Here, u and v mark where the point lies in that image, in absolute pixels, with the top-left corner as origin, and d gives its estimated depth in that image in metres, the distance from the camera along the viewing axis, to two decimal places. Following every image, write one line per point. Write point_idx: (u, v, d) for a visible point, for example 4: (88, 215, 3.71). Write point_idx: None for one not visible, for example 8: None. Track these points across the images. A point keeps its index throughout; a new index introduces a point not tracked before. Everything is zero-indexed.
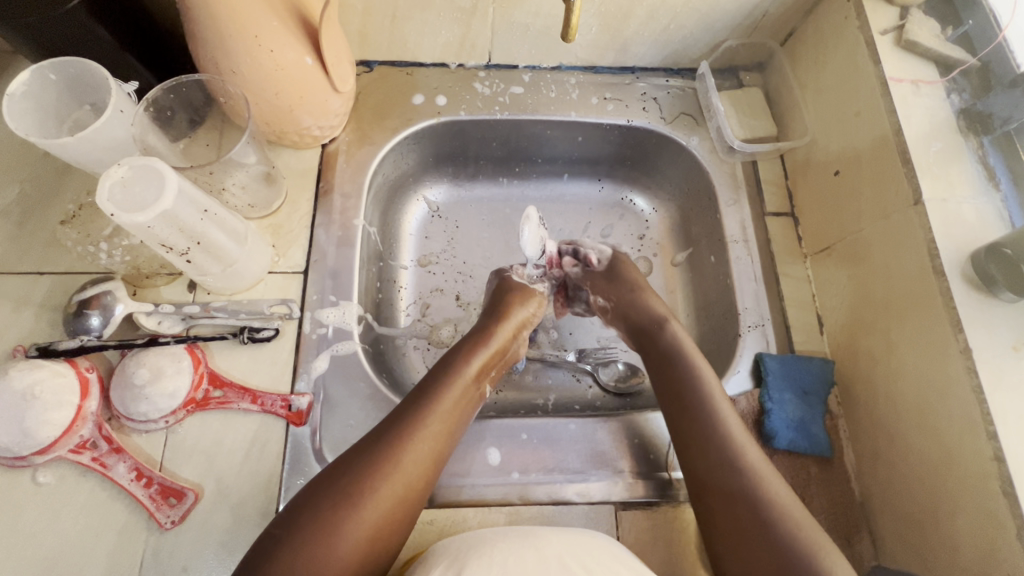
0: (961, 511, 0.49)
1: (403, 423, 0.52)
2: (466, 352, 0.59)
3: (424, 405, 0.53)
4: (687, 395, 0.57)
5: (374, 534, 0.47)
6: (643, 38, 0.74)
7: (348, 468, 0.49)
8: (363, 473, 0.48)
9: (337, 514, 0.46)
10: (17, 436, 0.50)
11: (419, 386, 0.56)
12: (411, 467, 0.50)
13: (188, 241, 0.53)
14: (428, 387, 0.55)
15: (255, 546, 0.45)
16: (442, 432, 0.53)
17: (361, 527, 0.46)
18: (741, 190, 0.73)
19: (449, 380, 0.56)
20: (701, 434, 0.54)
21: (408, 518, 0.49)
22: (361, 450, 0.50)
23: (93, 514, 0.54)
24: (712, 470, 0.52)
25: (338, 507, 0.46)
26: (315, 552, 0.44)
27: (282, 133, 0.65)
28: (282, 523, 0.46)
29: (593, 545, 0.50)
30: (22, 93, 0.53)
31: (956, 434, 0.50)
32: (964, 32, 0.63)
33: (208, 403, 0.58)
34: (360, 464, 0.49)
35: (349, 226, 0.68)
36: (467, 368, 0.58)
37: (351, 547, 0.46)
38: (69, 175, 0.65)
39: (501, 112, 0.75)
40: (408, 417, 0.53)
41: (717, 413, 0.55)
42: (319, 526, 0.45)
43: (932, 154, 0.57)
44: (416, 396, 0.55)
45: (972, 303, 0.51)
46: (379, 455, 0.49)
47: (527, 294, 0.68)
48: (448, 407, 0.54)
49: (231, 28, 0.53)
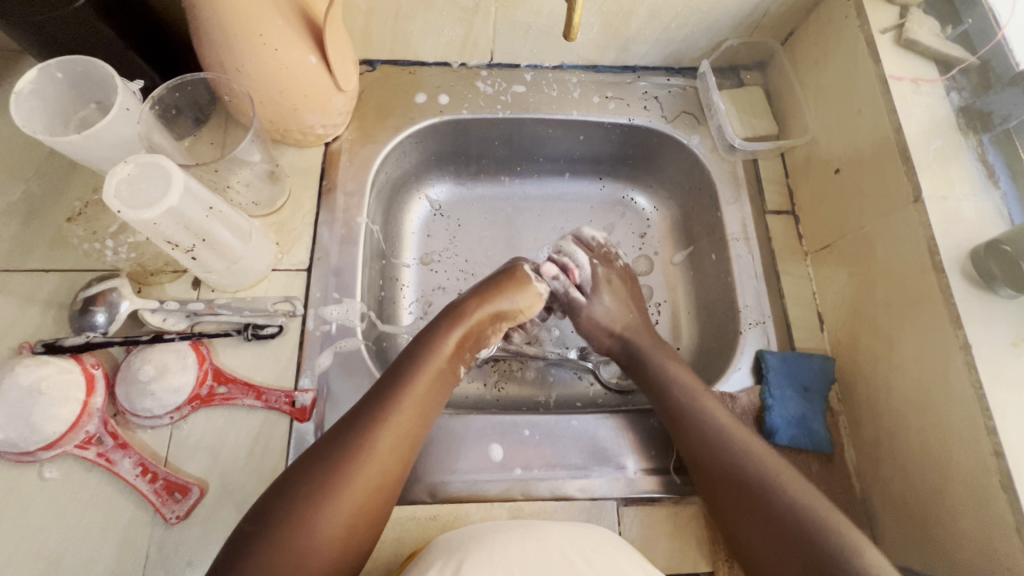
0: (962, 508, 0.50)
1: (375, 409, 0.52)
2: (437, 337, 0.59)
3: (394, 390, 0.53)
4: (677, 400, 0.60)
5: (351, 525, 0.47)
6: (644, 37, 0.74)
7: (320, 458, 0.49)
8: (336, 464, 0.48)
9: (310, 507, 0.46)
10: (23, 432, 0.50)
11: (390, 370, 0.56)
12: (383, 453, 0.50)
13: (193, 238, 0.54)
14: (400, 373, 0.55)
15: (230, 541, 0.45)
16: (411, 416, 0.53)
17: (335, 519, 0.47)
18: (742, 189, 0.73)
19: (420, 364, 0.56)
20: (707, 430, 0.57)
21: (383, 507, 0.50)
22: (333, 438, 0.50)
23: (100, 508, 0.54)
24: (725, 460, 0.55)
25: (310, 500, 0.46)
26: (292, 547, 0.45)
27: (286, 132, 0.65)
28: (255, 518, 0.46)
29: (595, 539, 0.50)
30: (28, 91, 0.54)
31: (957, 430, 0.50)
32: (963, 30, 0.64)
33: (213, 400, 0.58)
34: (331, 452, 0.49)
35: (352, 224, 0.68)
36: (438, 353, 0.58)
37: (326, 539, 0.46)
38: (74, 173, 0.65)
39: (503, 111, 0.75)
40: (378, 402, 0.52)
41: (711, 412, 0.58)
42: (296, 521, 0.45)
43: (932, 152, 0.57)
44: (385, 382, 0.55)
45: (972, 298, 0.52)
46: (351, 443, 0.49)
47: (516, 280, 0.65)
48: (417, 392, 0.54)
49: (237, 27, 0.53)
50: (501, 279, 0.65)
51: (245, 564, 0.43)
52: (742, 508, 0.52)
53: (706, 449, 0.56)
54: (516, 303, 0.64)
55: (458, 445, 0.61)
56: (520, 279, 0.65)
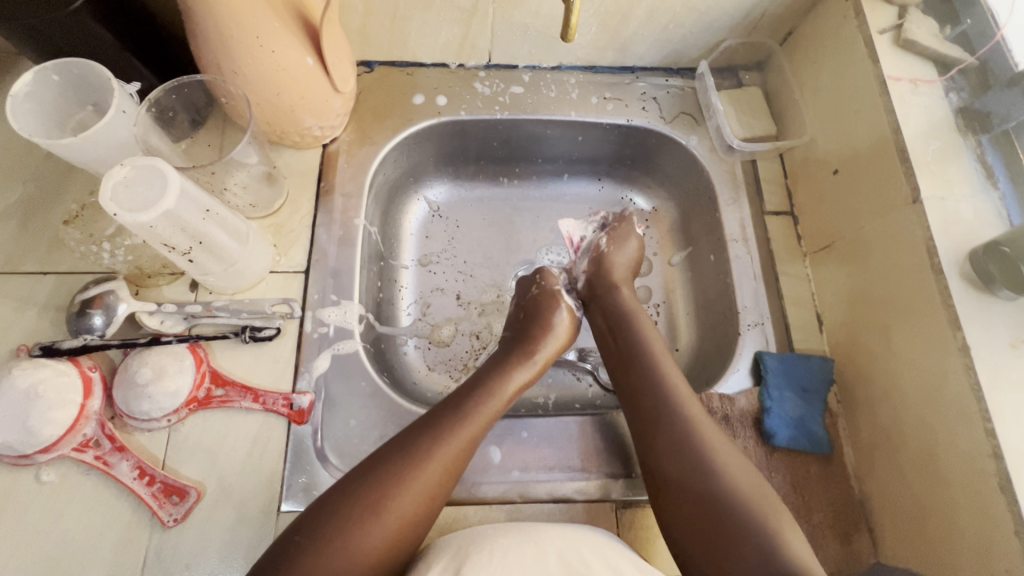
0: (960, 513, 0.49)
1: (437, 435, 0.52)
2: (508, 375, 0.59)
3: (459, 420, 0.53)
4: (669, 413, 0.56)
5: (394, 546, 0.47)
6: (642, 37, 0.74)
7: (374, 477, 0.49)
8: (392, 484, 0.48)
9: (361, 525, 0.46)
10: (20, 436, 0.50)
11: (455, 402, 0.55)
12: (440, 482, 0.50)
13: (189, 241, 0.53)
14: (466, 402, 0.55)
15: (272, 551, 0.45)
16: (473, 449, 0.53)
17: (383, 540, 0.47)
18: (741, 189, 0.73)
19: (487, 396, 0.57)
20: (690, 454, 0.53)
21: (425, 533, 0.50)
22: (390, 457, 0.50)
23: (97, 511, 0.54)
24: (703, 488, 0.51)
25: (360, 518, 0.46)
26: (337, 564, 0.44)
27: (284, 133, 0.65)
28: (306, 531, 0.46)
29: (592, 542, 0.50)
30: (25, 94, 0.54)
31: (955, 432, 0.50)
32: (962, 30, 0.63)
33: (211, 402, 0.58)
34: (392, 474, 0.49)
35: (350, 225, 0.68)
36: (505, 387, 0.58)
37: (369, 560, 0.46)
38: (71, 175, 0.65)
39: (501, 112, 0.75)
40: (443, 430, 0.52)
41: (702, 432, 0.54)
42: (347, 547, 0.45)
43: (931, 153, 0.57)
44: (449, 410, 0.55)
45: (971, 300, 0.51)
46: (410, 467, 0.49)
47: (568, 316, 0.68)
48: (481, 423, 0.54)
49: (233, 29, 0.53)
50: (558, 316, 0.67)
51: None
52: (706, 545, 0.48)
53: (686, 476, 0.52)
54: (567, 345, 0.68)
55: None
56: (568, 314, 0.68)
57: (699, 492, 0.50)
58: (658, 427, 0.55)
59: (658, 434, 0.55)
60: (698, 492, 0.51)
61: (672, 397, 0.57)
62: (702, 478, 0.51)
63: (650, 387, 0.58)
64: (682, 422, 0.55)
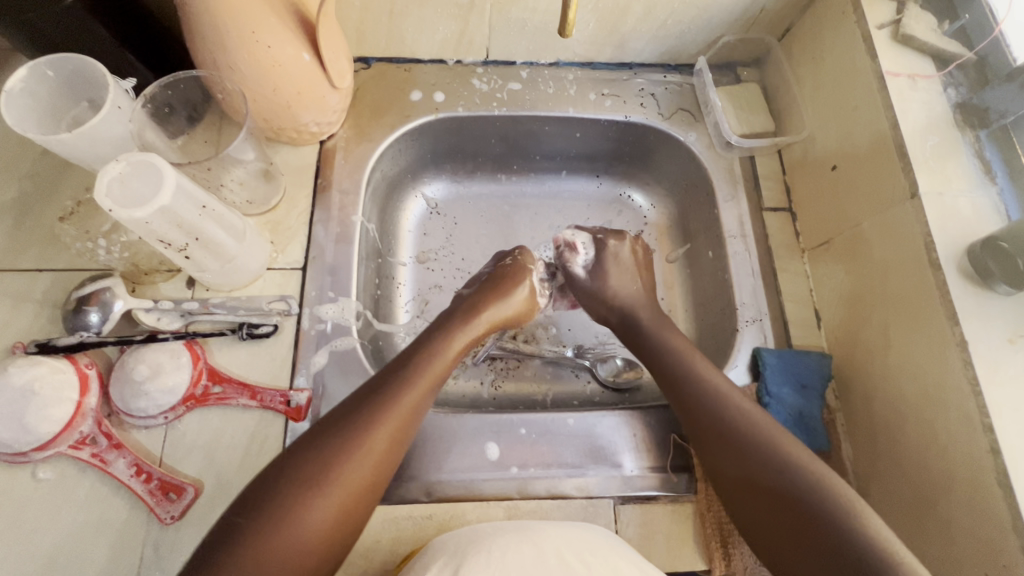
0: (960, 505, 0.49)
1: (375, 401, 0.52)
2: (445, 338, 0.60)
3: (396, 385, 0.54)
4: (704, 398, 0.57)
5: (338, 518, 0.47)
6: (640, 33, 0.74)
7: (314, 447, 0.48)
8: (330, 454, 0.48)
9: (303, 498, 0.46)
10: (17, 433, 0.50)
11: (391, 366, 0.56)
12: (380, 446, 0.50)
13: (186, 237, 0.53)
14: (403, 368, 0.56)
15: (215, 532, 0.44)
16: (413, 413, 0.53)
17: (323, 509, 0.46)
18: (739, 186, 0.73)
19: (426, 361, 0.57)
20: (734, 441, 0.54)
21: (368, 504, 0.49)
22: (329, 427, 0.50)
23: (95, 508, 0.54)
24: (751, 466, 0.52)
25: (301, 491, 0.46)
26: (274, 537, 0.44)
27: (281, 129, 0.65)
28: (248, 509, 0.45)
29: (591, 539, 0.50)
30: (19, 90, 0.53)
31: (952, 425, 0.50)
32: (960, 25, 0.63)
33: (207, 399, 0.58)
34: (321, 439, 0.49)
35: (347, 222, 0.68)
36: (446, 352, 0.59)
37: (310, 531, 0.45)
38: (67, 171, 0.65)
39: (499, 108, 0.75)
40: (381, 395, 0.52)
41: (743, 410, 0.55)
42: (283, 513, 0.45)
43: (929, 148, 0.57)
44: (386, 376, 0.55)
45: (968, 295, 0.51)
46: (349, 435, 0.49)
47: (519, 282, 0.68)
48: (418, 385, 0.54)
49: (228, 24, 0.53)
50: (505, 284, 0.67)
51: (229, 557, 0.42)
52: (768, 516, 0.50)
53: (735, 454, 0.53)
54: (514, 311, 0.68)
55: (452, 444, 0.60)
56: (523, 282, 0.68)
57: (749, 466, 0.52)
58: (695, 409, 0.57)
59: (700, 420, 0.56)
60: (749, 465, 0.52)
61: (700, 389, 0.58)
62: (744, 453, 0.52)
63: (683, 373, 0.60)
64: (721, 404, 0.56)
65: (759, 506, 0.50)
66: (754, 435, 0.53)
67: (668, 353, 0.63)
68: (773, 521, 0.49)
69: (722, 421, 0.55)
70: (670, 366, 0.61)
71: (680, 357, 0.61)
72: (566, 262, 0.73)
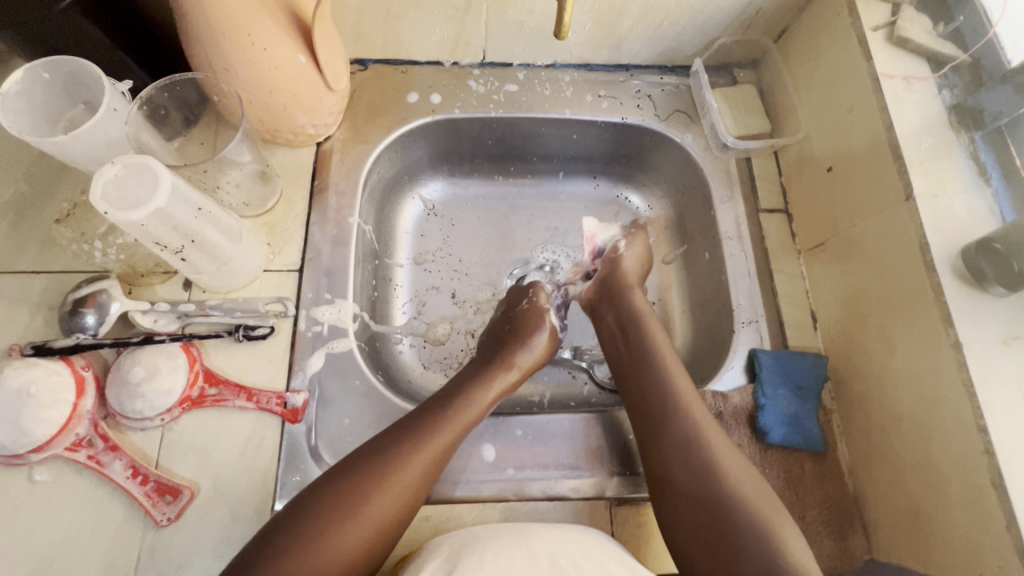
0: (955, 513, 0.49)
1: (403, 443, 0.52)
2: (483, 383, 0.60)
3: (424, 429, 0.54)
4: (675, 418, 0.57)
5: (358, 553, 0.47)
6: (636, 35, 0.74)
7: (342, 484, 0.49)
8: (355, 490, 0.48)
9: (325, 531, 0.46)
10: (13, 435, 0.50)
11: (429, 407, 0.56)
12: (407, 490, 0.50)
13: (182, 239, 0.53)
14: (433, 413, 0.56)
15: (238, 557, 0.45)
16: (440, 458, 0.53)
17: (345, 548, 0.46)
18: (736, 186, 0.73)
19: (457, 405, 0.57)
20: (694, 455, 0.54)
21: (389, 544, 0.49)
22: (355, 465, 0.50)
23: (91, 511, 0.54)
24: (706, 486, 0.52)
25: (325, 525, 0.46)
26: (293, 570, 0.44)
27: (277, 131, 0.65)
28: (277, 536, 0.46)
29: (585, 542, 0.50)
30: (15, 92, 0.53)
31: (947, 431, 0.50)
32: (955, 28, 0.63)
33: (204, 401, 0.58)
34: (353, 478, 0.49)
35: (344, 224, 0.68)
36: (479, 397, 0.59)
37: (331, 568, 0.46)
38: (64, 173, 0.65)
39: (496, 110, 0.75)
40: (409, 438, 0.53)
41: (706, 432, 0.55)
42: (305, 546, 0.45)
43: (924, 150, 0.57)
44: (417, 419, 0.55)
45: (963, 296, 0.51)
46: (377, 473, 0.50)
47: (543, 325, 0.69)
48: (453, 432, 0.55)
49: (224, 26, 0.53)
50: (530, 326, 0.68)
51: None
52: (706, 544, 0.49)
53: (686, 472, 0.53)
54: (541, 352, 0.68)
55: None
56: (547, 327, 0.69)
57: (699, 485, 0.52)
58: (662, 420, 0.57)
59: (668, 433, 0.56)
60: (696, 488, 0.52)
61: (676, 399, 0.58)
62: (706, 471, 0.53)
63: (663, 392, 0.59)
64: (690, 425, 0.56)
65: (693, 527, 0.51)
66: (714, 459, 0.53)
67: (647, 360, 0.62)
68: (704, 544, 0.49)
69: (687, 441, 0.55)
70: (651, 384, 0.60)
71: (660, 375, 0.60)
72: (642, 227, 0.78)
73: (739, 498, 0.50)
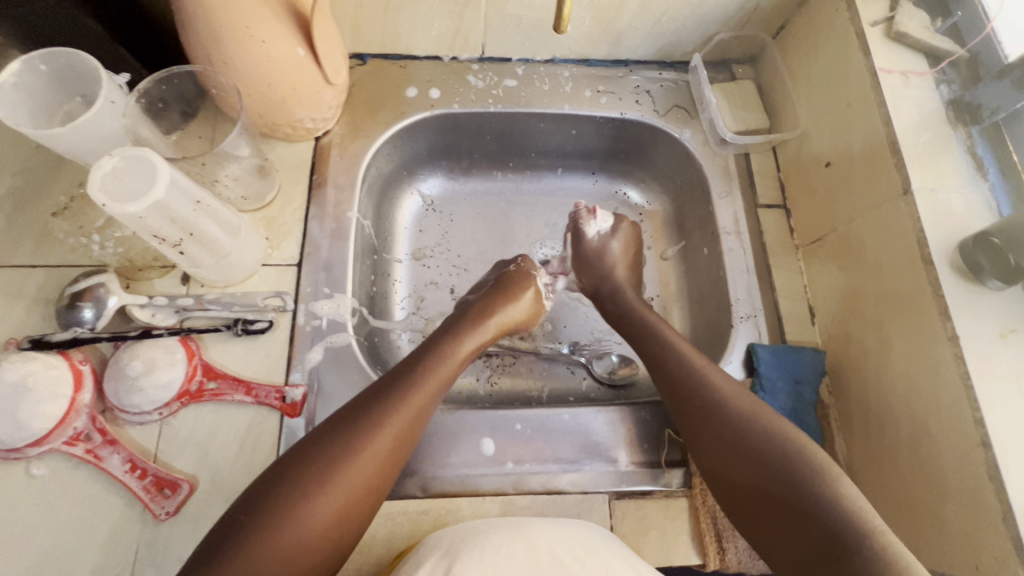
0: (952, 498, 0.50)
1: (381, 403, 0.52)
2: (458, 338, 0.61)
3: (402, 386, 0.53)
4: (701, 404, 0.56)
5: (342, 516, 0.47)
6: (636, 30, 0.74)
7: (324, 442, 0.49)
8: (337, 454, 0.48)
9: (309, 495, 0.46)
10: (10, 428, 0.50)
11: (405, 363, 0.57)
12: (385, 448, 0.50)
13: (180, 232, 0.53)
14: (411, 370, 0.55)
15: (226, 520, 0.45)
16: (419, 415, 0.53)
17: (330, 505, 0.47)
18: (734, 182, 0.73)
19: (434, 363, 0.57)
20: (731, 437, 0.53)
21: (375, 499, 0.50)
22: (336, 424, 0.50)
23: (88, 505, 0.54)
24: (747, 468, 0.51)
25: (311, 486, 0.46)
26: (282, 528, 0.44)
27: (276, 125, 0.65)
28: (263, 497, 0.46)
29: (586, 536, 0.50)
30: (11, 84, 0.53)
31: (943, 417, 0.51)
32: (953, 23, 0.64)
33: (202, 395, 0.57)
34: (333, 434, 0.49)
35: (343, 218, 0.68)
36: (453, 355, 0.59)
37: (318, 524, 0.46)
38: (61, 167, 0.64)
39: (495, 104, 0.75)
40: (388, 397, 0.52)
41: (732, 404, 0.55)
42: (291, 506, 0.45)
43: (921, 144, 0.57)
44: (394, 377, 0.55)
45: (960, 290, 0.52)
46: (357, 429, 0.50)
47: (525, 287, 0.69)
48: (430, 383, 0.55)
49: (223, 19, 0.53)
50: (512, 288, 0.68)
51: (232, 552, 0.43)
52: (763, 527, 0.49)
53: (727, 449, 0.53)
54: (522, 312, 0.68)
55: (447, 440, 0.60)
56: (530, 290, 0.69)
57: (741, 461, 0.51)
58: (693, 405, 0.56)
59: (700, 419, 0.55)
60: (740, 462, 0.51)
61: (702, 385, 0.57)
62: (743, 453, 0.52)
63: (675, 376, 0.58)
64: (714, 403, 0.55)
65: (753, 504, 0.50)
66: (746, 438, 0.52)
67: (659, 348, 0.62)
68: (767, 520, 0.48)
69: (715, 423, 0.54)
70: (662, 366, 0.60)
71: (675, 361, 0.59)
72: (580, 223, 0.75)
73: (783, 466, 0.49)
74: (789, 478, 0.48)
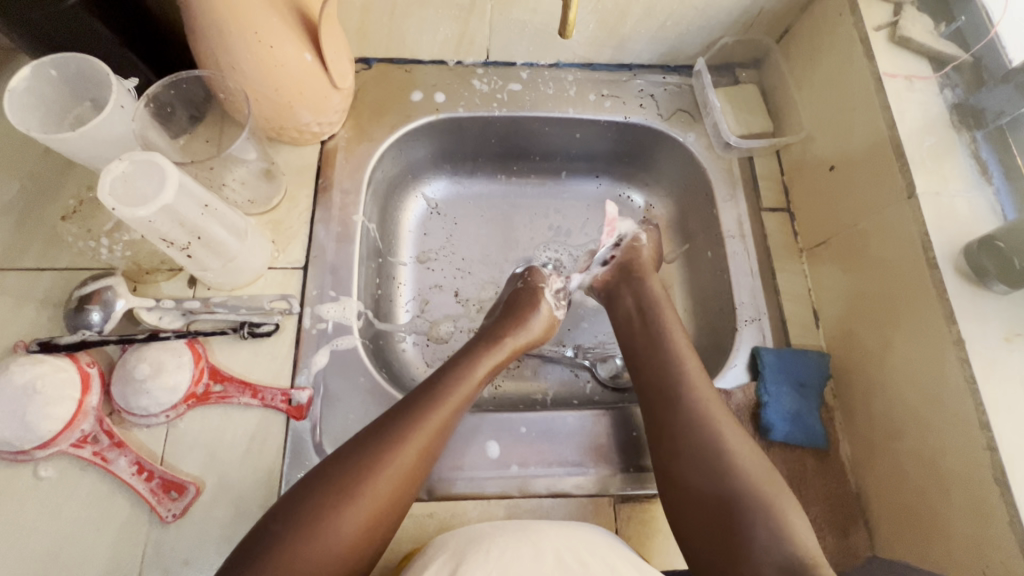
0: (955, 508, 0.50)
1: (406, 419, 0.53)
2: (473, 359, 0.61)
3: (426, 402, 0.54)
4: (684, 414, 0.57)
5: (367, 532, 0.48)
6: (640, 35, 0.74)
7: (343, 464, 0.49)
8: (362, 467, 0.49)
9: (334, 510, 0.47)
10: (18, 431, 0.50)
11: (422, 384, 0.57)
12: (406, 470, 0.50)
13: (188, 236, 0.54)
14: (434, 387, 0.56)
15: (245, 542, 0.46)
16: (437, 437, 0.53)
17: (350, 527, 0.47)
18: (738, 186, 0.74)
19: (455, 380, 0.57)
20: (704, 452, 0.54)
21: (395, 521, 0.50)
22: (355, 447, 0.51)
23: (96, 507, 0.54)
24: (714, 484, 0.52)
25: (329, 505, 0.47)
26: (300, 548, 0.45)
27: (282, 129, 0.65)
28: (282, 518, 0.46)
29: (590, 538, 0.50)
30: (23, 88, 0.54)
31: (949, 426, 0.51)
32: (957, 27, 0.64)
33: (209, 398, 0.58)
34: (353, 457, 0.50)
35: (348, 222, 0.68)
36: (474, 372, 0.60)
37: (339, 546, 0.46)
38: (69, 170, 0.65)
39: (500, 109, 0.75)
40: (408, 414, 0.53)
41: (715, 424, 0.55)
42: (310, 527, 0.46)
43: (926, 149, 0.57)
44: (419, 395, 0.56)
45: (965, 293, 0.52)
46: (375, 451, 0.50)
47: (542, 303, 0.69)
48: (449, 406, 0.55)
49: (232, 23, 0.53)
50: (531, 303, 0.69)
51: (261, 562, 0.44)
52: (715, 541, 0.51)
53: (697, 469, 0.53)
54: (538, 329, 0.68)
55: (452, 442, 0.60)
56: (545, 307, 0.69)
57: (710, 486, 0.52)
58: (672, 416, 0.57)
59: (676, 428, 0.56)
60: (710, 489, 0.52)
61: (688, 396, 0.57)
62: (712, 468, 0.53)
63: (665, 385, 0.59)
64: (696, 420, 0.56)
65: (709, 525, 0.51)
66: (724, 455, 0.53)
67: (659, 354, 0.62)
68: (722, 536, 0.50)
69: (693, 435, 0.55)
70: (658, 377, 0.60)
71: (671, 370, 0.60)
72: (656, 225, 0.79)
73: (751, 494, 0.51)
74: (753, 500, 0.51)
